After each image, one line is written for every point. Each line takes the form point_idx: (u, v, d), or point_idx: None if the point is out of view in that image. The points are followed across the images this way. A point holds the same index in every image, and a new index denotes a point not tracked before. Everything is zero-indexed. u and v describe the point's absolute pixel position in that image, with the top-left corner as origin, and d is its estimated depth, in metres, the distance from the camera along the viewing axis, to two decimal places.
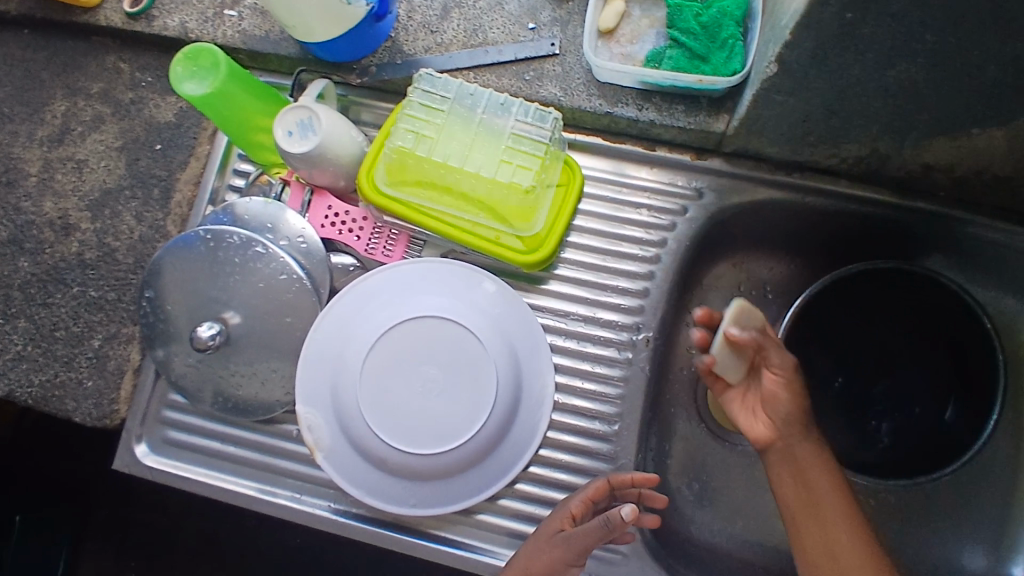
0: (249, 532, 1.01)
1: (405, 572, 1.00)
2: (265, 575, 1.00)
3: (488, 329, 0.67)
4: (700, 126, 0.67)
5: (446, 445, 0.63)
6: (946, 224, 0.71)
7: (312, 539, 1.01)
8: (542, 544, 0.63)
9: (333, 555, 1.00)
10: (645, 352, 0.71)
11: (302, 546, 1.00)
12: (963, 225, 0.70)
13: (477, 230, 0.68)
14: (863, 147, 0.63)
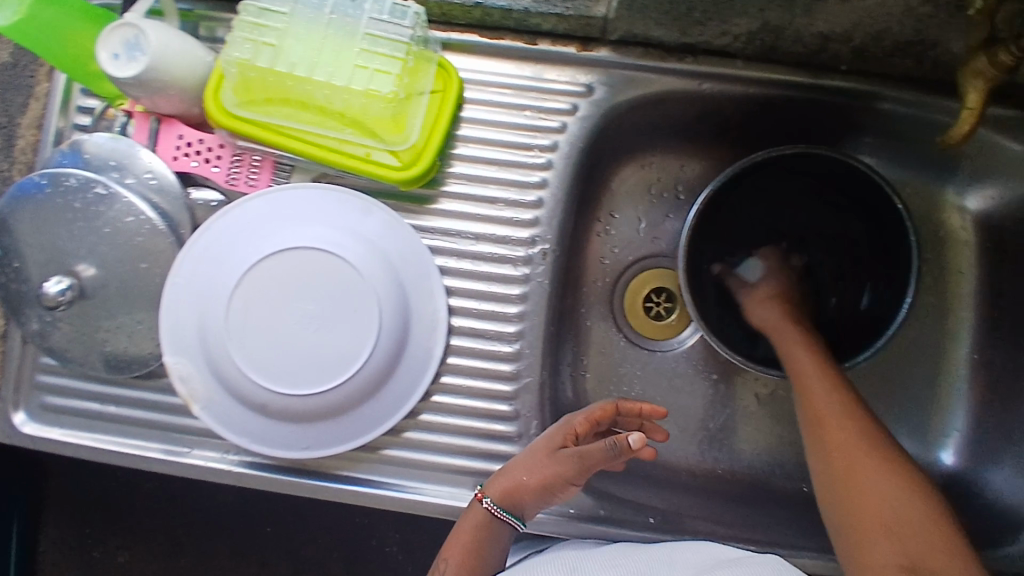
0: (177, 497, 0.96)
1: (344, 520, 0.96)
2: (200, 539, 0.96)
3: (364, 254, 0.61)
4: (579, 11, 0.60)
5: (329, 382, 0.59)
6: (857, 101, 0.65)
7: (249, 494, 0.96)
8: (541, 456, 0.61)
9: (267, 510, 0.96)
10: (543, 267, 0.67)
11: (234, 504, 0.96)
12: (873, 101, 0.65)
13: (344, 147, 0.61)
14: (752, 20, 0.57)
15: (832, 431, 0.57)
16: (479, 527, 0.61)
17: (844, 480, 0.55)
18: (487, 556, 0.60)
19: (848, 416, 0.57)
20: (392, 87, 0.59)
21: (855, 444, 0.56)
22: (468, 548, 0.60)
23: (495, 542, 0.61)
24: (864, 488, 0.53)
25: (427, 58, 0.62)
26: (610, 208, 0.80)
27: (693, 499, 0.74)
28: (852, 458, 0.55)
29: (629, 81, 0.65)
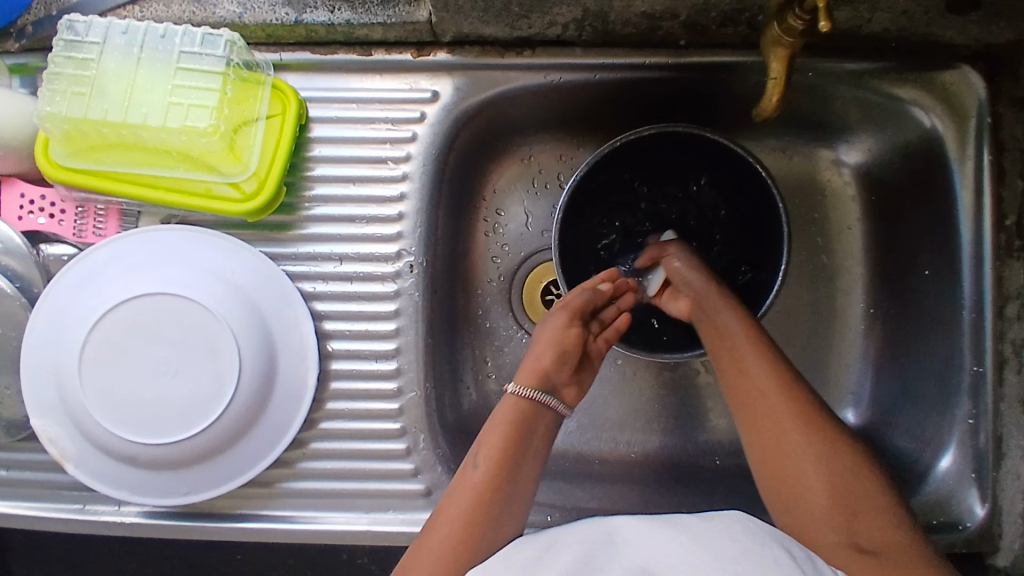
0: (124, 554, 0.95)
1: (295, 558, 0.95)
2: None
3: (218, 291, 0.60)
4: (401, 18, 0.59)
5: (196, 426, 0.59)
6: (729, 73, 0.63)
7: (199, 542, 0.95)
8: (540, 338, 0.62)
9: (215, 556, 0.95)
10: (412, 280, 0.66)
11: (183, 555, 0.95)
12: (751, 70, 0.62)
13: (184, 184, 0.61)
14: (572, 8, 0.56)
15: (758, 401, 0.54)
16: (511, 415, 0.57)
17: (775, 448, 0.52)
18: (523, 452, 0.55)
19: (775, 382, 0.54)
20: (212, 120, 0.58)
21: (785, 412, 0.53)
22: (501, 440, 0.55)
23: (533, 432, 0.57)
24: (796, 459, 0.51)
25: (260, 80, 0.61)
26: (495, 204, 0.76)
27: (605, 488, 0.73)
28: (782, 428, 0.53)
29: (477, 82, 0.64)
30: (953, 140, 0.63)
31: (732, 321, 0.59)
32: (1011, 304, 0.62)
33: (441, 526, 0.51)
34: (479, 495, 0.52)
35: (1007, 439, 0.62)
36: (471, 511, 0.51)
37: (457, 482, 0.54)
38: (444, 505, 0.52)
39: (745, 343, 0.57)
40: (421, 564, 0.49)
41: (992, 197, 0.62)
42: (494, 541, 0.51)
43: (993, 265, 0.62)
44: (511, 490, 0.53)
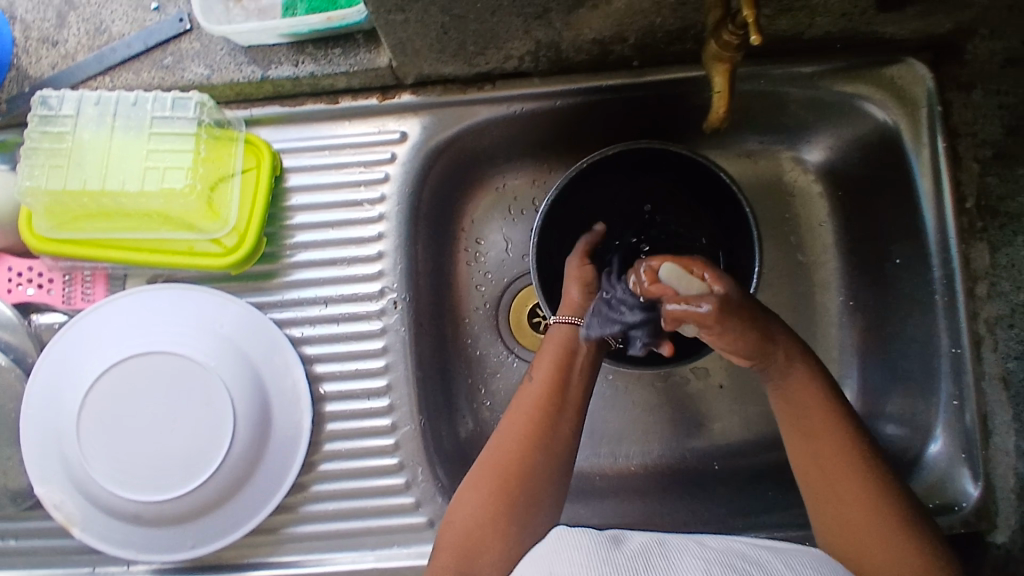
0: None
1: None
2: None
3: (209, 344, 0.62)
4: (363, 66, 0.61)
5: (202, 473, 0.60)
6: (682, 89, 0.65)
7: None
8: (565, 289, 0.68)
9: None
10: (397, 316, 0.67)
11: None
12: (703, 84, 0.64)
13: (167, 244, 0.63)
14: (525, 42, 0.58)
15: (850, 490, 0.52)
16: (558, 341, 0.62)
17: (862, 543, 0.50)
18: (572, 373, 0.60)
19: (869, 473, 0.52)
20: (188, 180, 0.60)
21: (875, 503, 0.51)
22: (552, 364, 0.60)
23: (579, 356, 0.61)
24: (892, 556, 0.49)
25: (232, 137, 0.63)
26: (475, 234, 0.76)
27: (607, 502, 0.73)
28: (880, 523, 0.50)
29: (443, 119, 0.66)
30: (907, 129, 0.64)
31: (818, 395, 0.55)
32: (981, 283, 0.63)
33: (505, 435, 0.57)
34: (538, 408, 0.58)
35: (993, 416, 0.63)
36: (534, 422, 0.57)
37: (518, 398, 0.59)
38: (507, 416, 0.58)
39: (835, 427, 0.54)
40: (490, 466, 0.56)
41: (951, 182, 0.63)
42: (555, 447, 0.57)
43: (960, 247, 0.64)
44: (565, 404, 0.59)
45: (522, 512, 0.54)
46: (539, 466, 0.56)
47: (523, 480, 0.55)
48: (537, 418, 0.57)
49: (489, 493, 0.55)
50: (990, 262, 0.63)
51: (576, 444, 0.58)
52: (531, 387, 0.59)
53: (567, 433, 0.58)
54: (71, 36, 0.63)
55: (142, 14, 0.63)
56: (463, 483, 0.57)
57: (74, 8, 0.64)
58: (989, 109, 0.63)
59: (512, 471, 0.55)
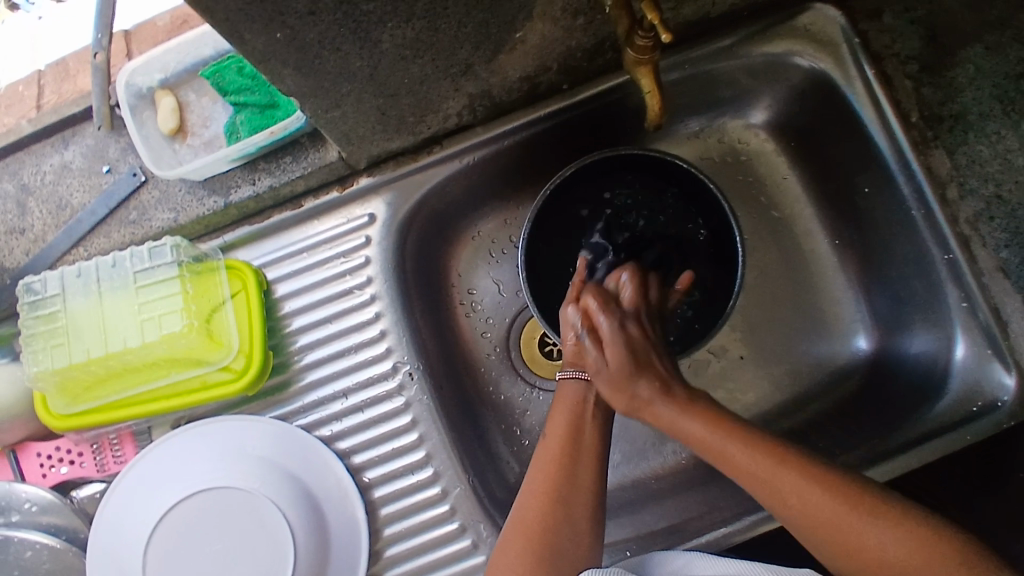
0: None
1: None
2: None
3: (248, 470, 0.63)
4: (316, 165, 0.63)
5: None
6: (617, 96, 0.67)
7: None
8: None
9: None
10: (417, 386, 0.68)
11: None
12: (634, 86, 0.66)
13: (180, 387, 0.64)
14: (459, 98, 0.61)
15: (790, 498, 0.52)
16: (567, 394, 0.63)
17: (834, 541, 0.50)
18: (584, 421, 0.62)
19: (786, 473, 0.52)
20: (185, 320, 0.62)
21: (820, 504, 0.51)
22: (566, 417, 0.62)
23: (588, 405, 0.63)
24: (861, 544, 0.49)
25: (213, 267, 0.65)
26: (466, 285, 0.78)
27: (668, 503, 0.73)
28: (829, 517, 0.50)
29: (404, 191, 0.68)
30: (834, 70, 0.66)
31: (697, 425, 0.57)
32: (950, 187, 0.63)
33: (529, 492, 0.58)
34: (556, 460, 0.59)
35: (1004, 307, 0.63)
36: (551, 474, 0.58)
37: (536, 451, 0.61)
38: (527, 474, 0.59)
39: (735, 444, 0.55)
40: (520, 523, 0.57)
41: (890, 102, 0.64)
42: (575, 496, 0.58)
43: (919, 159, 0.64)
44: (582, 452, 0.60)
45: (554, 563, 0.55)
46: (564, 516, 0.57)
47: (547, 532, 0.56)
48: (556, 472, 0.58)
49: (516, 552, 0.56)
50: (951, 165, 0.63)
51: (601, 485, 0.59)
52: (548, 441, 0.61)
53: (589, 483, 0.59)
54: (36, 219, 0.65)
55: (96, 179, 0.65)
56: (498, 537, 0.58)
57: (32, 193, 0.66)
58: (902, 28, 0.65)
59: (537, 526, 0.56)
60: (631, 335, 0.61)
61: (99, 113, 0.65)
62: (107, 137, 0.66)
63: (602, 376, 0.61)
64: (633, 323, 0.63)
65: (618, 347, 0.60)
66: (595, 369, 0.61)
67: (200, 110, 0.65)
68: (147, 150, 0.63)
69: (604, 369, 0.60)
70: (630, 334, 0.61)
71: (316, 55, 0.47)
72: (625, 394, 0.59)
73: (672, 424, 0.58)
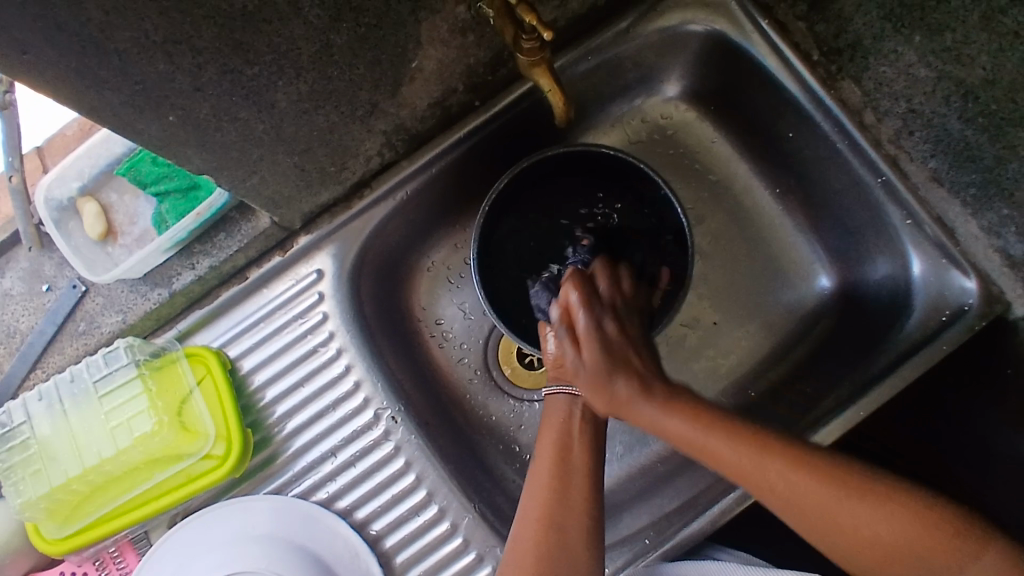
0: None
1: None
2: None
3: (256, 550, 0.62)
4: (251, 235, 0.63)
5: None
6: (529, 101, 0.68)
7: None
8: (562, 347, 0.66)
9: None
10: (403, 427, 0.68)
11: None
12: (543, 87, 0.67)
13: (167, 485, 0.63)
14: (375, 139, 0.61)
15: (768, 485, 0.52)
16: (553, 412, 0.65)
17: (815, 525, 0.50)
18: (572, 441, 0.63)
19: (765, 459, 0.52)
20: (154, 419, 0.62)
21: (833, 504, 0.50)
22: (553, 438, 0.63)
23: (575, 420, 0.64)
24: (851, 530, 0.50)
25: (172, 358, 0.64)
26: (432, 316, 0.78)
27: (678, 482, 0.73)
28: (824, 507, 0.50)
29: (345, 239, 0.68)
30: (729, 29, 0.68)
31: (652, 411, 0.57)
32: (867, 113, 0.64)
33: (525, 520, 0.59)
34: (547, 486, 0.60)
35: (945, 213, 0.63)
36: (543, 501, 0.59)
37: (528, 477, 0.62)
38: (522, 502, 0.60)
39: (685, 424, 0.55)
40: (519, 554, 0.58)
41: (789, 47, 0.66)
42: (570, 522, 0.58)
43: (831, 94, 0.65)
44: (573, 476, 0.61)
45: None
46: (559, 540, 0.57)
47: (549, 563, 0.56)
48: (550, 498, 0.59)
49: None
50: (861, 92, 0.64)
51: (594, 501, 0.60)
52: (539, 465, 0.62)
53: (582, 502, 0.59)
54: None
55: (38, 299, 0.65)
56: (503, 563, 0.59)
57: None
58: None
59: (534, 555, 0.57)
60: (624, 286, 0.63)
61: (27, 236, 0.65)
62: (41, 257, 0.66)
63: (599, 289, 0.64)
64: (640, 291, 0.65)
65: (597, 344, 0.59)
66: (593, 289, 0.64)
67: (124, 208, 0.64)
68: (80, 260, 0.63)
69: (604, 285, 0.63)
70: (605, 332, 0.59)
71: (216, 128, 0.47)
72: (618, 308, 0.62)
73: (624, 404, 0.58)
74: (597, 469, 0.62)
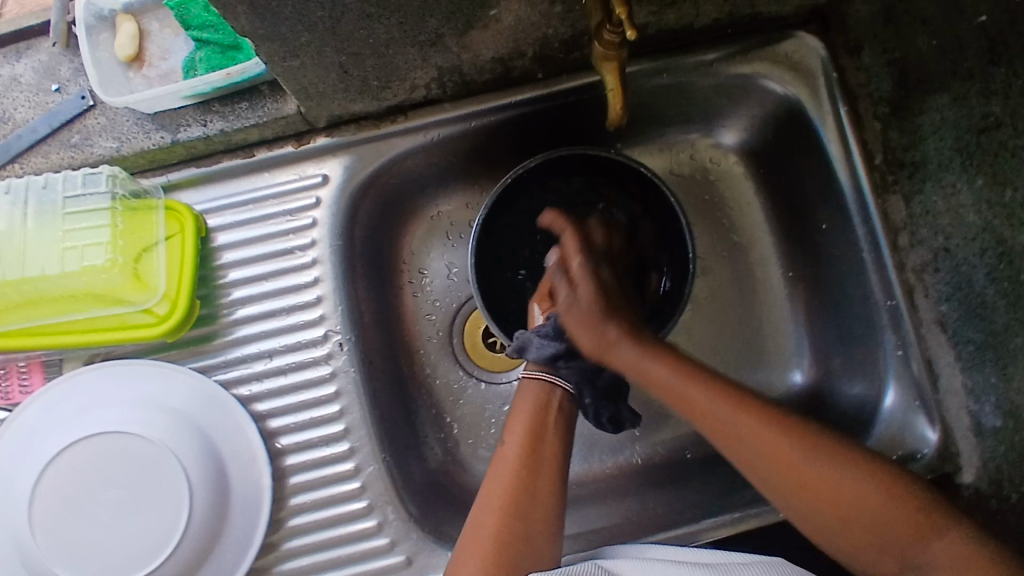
0: None
1: None
2: None
3: (158, 419, 0.61)
4: (272, 115, 0.61)
5: (144, 568, 0.58)
6: (592, 93, 0.66)
7: None
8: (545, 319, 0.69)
9: None
10: (345, 357, 0.66)
11: None
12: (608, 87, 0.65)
13: (98, 323, 0.62)
14: (427, 70, 0.59)
15: (737, 434, 0.56)
16: (527, 398, 0.65)
17: (783, 470, 0.54)
18: (545, 427, 0.63)
19: (739, 414, 0.56)
20: (107, 255, 0.60)
21: (794, 450, 0.54)
22: (524, 425, 0.63)
23: (551, 409, 0.64)
24: (810, 479, 0.53)
25: (150, 205, 0.63)
26: (418, 264, 0.77)
27: (584, 510, 0.72)
28: (777, 447, 0.55)
29: (362, 155, 0.66)
30: (810, 100, 0.65)
31: (632, 354, 0.61)
32: (902, 234, 0.62)
33: (487, 501, 0.59)
34: (514, 474, 0.60)
35: (937, 359, 0.62)
36: (507, 490, 0.59)
37: (494, 466, 0.61)
38: (484, 486, 0.60)
39: (659, 367, 0.60)
40: (475, 534, 0.57)
41: (858, 142, 0.63)
42: (535, 512, 0.58)
43: (876, 200, 0.63)
44: (542, 464, 0.61)
45: (513, 570, 0.56)
46: (523, 531, 0.57)
47: (505, 548, 0.56)
48: (516, 486, 0.59)
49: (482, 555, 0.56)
50: (907, 212, 0.62)
51: (559, 494, 0.60)
52: (507, 451, 0.62)
53: (546, 494, 0.59)
54: None
55: (44, 97, 0.63)
56: (458, 545, 0.58)
57: None
58: (878, 68, 0.62)
59: (492, 540, 0.56)
60: (604, 279, 0.66)
61: (57, 30, 0.64)
62: (62, 56, 0.64)
63: (575, 310, 0.64)
64: (606, 270, 0.68)
65: (591, 287, 0.65)
66: (565, 316, 0.65)
67: (162, 41, 0.63)
68: (98, 74, 0.61)
69: (574, 300, 0.65)
70: (603, 280, 0.66)
71: None
72: (597, 328, 0.63)
73: (636, 365, 0.61)
74: (565, 461, 0.62)
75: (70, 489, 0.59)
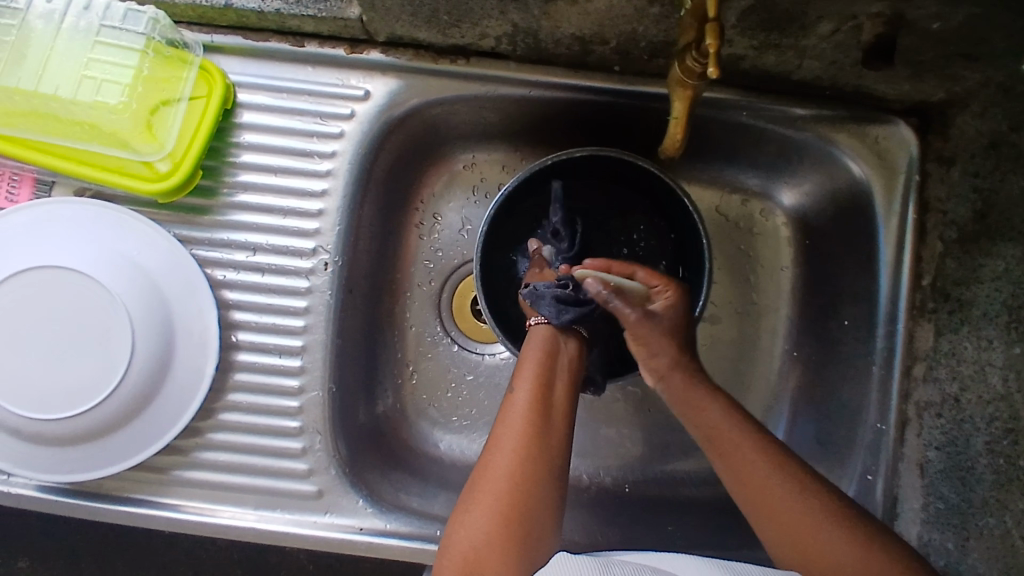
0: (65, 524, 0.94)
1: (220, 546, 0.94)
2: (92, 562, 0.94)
3: (123, 273, 0.60)
4: (331, 13, 0.58)
5: (63, 410, 0.58)
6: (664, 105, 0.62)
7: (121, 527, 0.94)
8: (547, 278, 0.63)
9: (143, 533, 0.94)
10: (326, 278, 0.64)
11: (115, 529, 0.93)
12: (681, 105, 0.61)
13: (99, 159, 0.61)
14: (501, 23, 0.55)
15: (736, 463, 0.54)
16: (537, 345, 0.58)
17: (773, 516, 0.52)
18: (555, 378, 0.57)
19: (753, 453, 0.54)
20: (122, 96, 0.58)
21: (795, 504, 0.52)
22: (536, 372, 0.57)
23: (560, 358, 0.58)
24: (812, 536, 0.50)
25: (184, 59, 0.61)
26: (433, 208, 0.74)
27: None
28: (771, 492, 0.53)
29: (412, 84, 0.62)
30: (879, 191, 0.61)
31: (697, 395, 0.57)
32: (919, 364, 0.60)
33: (492, 456, 0.54)
34: (523, 424, 0.54)
35: (905, 499, 0.59)
36: (518, 443, 0.53)
37: (503, 414, 0.55)
38: (491, 437, 0.55)
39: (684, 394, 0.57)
40: (479, 489, 0.53)
41: (911, 257, 0.60)
42: (540, 469, 0.53)
43: (907, 323, 0.61)
44: (552, 420, 0.55)
45: (513, 531, 0.51)
46: (528, 491, 0.52)
47: (512, 510, 0.52)
48: (524, 441, 0.53)
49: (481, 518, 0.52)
50: (933, 344, 0.59)
51: (567, 455, 0.55)
52: (517, 399, 0.56)
53: (556, 455, 0.54)
54: None
55: None
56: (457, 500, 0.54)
57: None
58: (963, 190, 0.57)
59: (498, 501, 0.52)
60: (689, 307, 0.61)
61: None
62: None
63: (655, 332, 0.57)
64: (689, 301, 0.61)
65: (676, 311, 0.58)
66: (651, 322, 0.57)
67: None
68: None
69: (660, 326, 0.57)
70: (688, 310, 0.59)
71: None
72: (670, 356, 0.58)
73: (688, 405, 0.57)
74: (574, 411, 0.57)
75: (20, 309, 0.59)
